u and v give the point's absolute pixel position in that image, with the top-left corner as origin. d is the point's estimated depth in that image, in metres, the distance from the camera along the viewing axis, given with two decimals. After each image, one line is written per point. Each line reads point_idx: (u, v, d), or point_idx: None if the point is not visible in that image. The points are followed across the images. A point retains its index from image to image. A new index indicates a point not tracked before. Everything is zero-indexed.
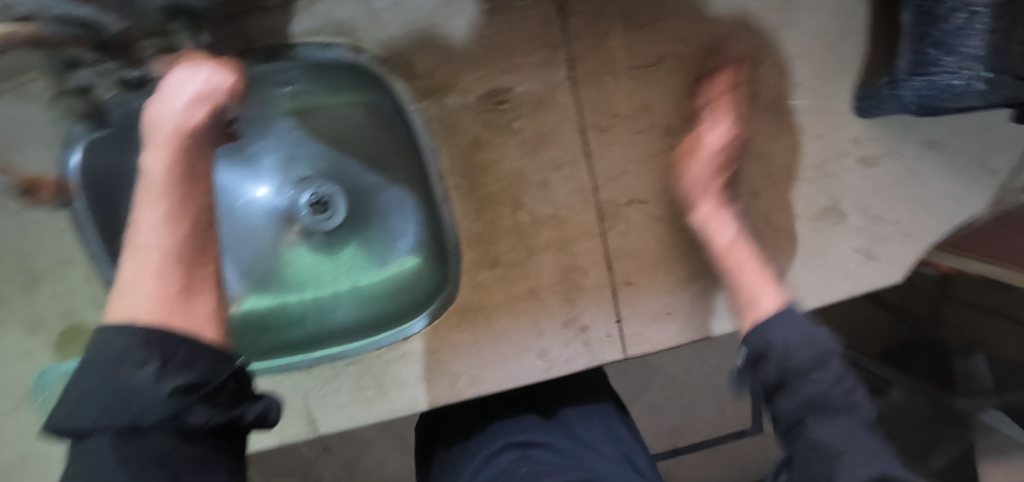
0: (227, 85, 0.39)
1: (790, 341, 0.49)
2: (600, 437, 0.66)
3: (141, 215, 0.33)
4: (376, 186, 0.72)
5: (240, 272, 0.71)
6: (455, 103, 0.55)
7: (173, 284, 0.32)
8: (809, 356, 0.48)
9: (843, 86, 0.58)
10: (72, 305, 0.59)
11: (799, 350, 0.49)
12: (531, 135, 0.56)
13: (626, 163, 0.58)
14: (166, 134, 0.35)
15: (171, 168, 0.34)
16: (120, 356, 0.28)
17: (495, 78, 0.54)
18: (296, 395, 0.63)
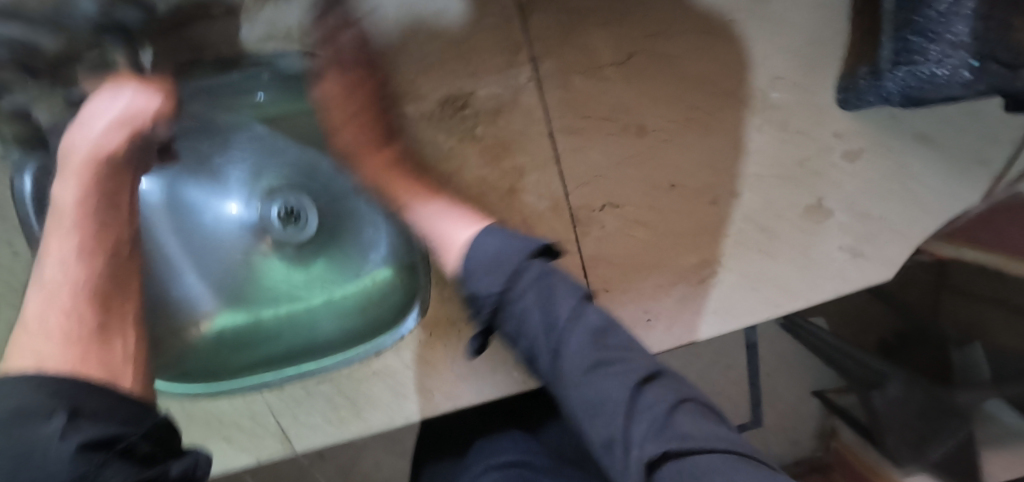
0: (151, 106, 0.45)
1: (489, 268, 0.42)
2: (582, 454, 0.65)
3: (50, 249, 0.38)
4: (348, 195, 0.70)
5: (210, 289, 0.67)
6: (414, 110, 0.53)
7: (85, 326, 0.36)
8: (582, 331, 0.41)
9: (823, 79, 0.55)
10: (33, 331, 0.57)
11: (536, 325, 0.40)
12: (495, 142, 0.53)
13: (597, 167, 0.55)
14: (76, 162, 0.41)
15: (80, 200, 0.40)
16: (27, 408, 0.28)
17: (455, 83, 0.52)
18: (269, 414, 0.62)
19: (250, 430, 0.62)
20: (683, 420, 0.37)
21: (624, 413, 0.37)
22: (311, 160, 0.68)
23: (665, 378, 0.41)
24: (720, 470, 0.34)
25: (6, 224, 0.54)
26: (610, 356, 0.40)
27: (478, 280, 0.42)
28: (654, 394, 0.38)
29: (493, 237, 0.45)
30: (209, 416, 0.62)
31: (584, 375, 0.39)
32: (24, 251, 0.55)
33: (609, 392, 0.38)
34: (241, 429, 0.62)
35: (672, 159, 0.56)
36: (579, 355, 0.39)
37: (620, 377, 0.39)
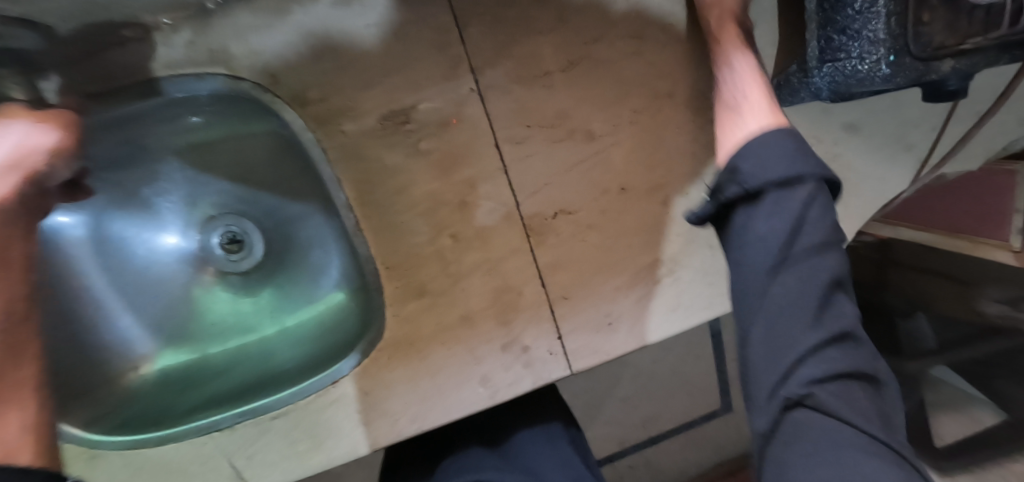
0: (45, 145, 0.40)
1: (774, 160, 0.43)
2: (548, 465, 0.65)
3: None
4: (293, 216, 0.66)
5: (148, 329, 0.63)
6: (353, 127, 0.51)
7: None
8: (815, 243, 0.41)
9: (757, 76, 0.57)
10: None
11: (775, 166, 0.42)
12: (441, 155, 0.52)
13: (547, 175, 0.55)
14: None
15: None
16: None
17: (394, 98, 0.50)
18: (219, 459, 0.58)
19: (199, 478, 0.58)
20: (825, 393, 0.40)
21: (784, 369, 0.41)
22: (253, 182, 0.65)
23: (855, 347, 0.42)
24: (839, 438, 0.38)
25: None
26: (833, 307, 0.41)
27: (751, 169, 0.43)
28: (835, 357, 0.40)
29: (783, 136, 0.44)
30: (151, 467, 0.57)
31: (783, 302, 0.41)
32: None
33: (766, 355, 0.42)
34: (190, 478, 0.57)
35: (621, 163, 0.56)
36: (789, 280, 0.41)
37: (818, 327, 0.41)
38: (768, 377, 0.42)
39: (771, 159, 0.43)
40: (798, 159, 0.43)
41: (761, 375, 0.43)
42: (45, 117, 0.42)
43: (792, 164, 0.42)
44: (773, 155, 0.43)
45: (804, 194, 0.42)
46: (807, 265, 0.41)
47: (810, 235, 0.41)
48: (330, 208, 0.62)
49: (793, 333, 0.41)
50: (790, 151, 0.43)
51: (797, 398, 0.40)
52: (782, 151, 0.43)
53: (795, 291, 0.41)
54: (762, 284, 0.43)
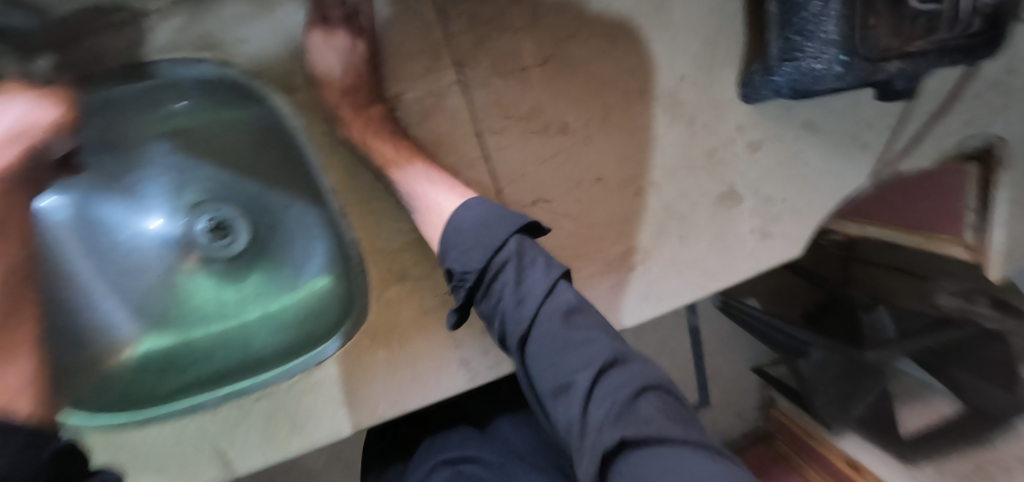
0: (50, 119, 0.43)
1: (473, 244, 0.46)
2: (528, 443, 0.69)
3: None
4: (277, 204, 0.67)
5: (131, 312, 0.64)
6: (340, 114, 0.54)
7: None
8: (537, 291, 0.44)
9: (723, 76, 0.60)
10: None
11: (474, 249, 0.46)
12: (424, 143, 0.55)
13: (525, 165, 0.57)
14: None
15: None
16: None
17: (379, 87, 0.54)
18: (203, 441, 0.58)
19: (181, 460, 0.57)
20: (639, 419, 0.39)
21: (587, 400, 0.40)
22: (235, 169, 0.65)
23: (631, 362, 0.43)
24: (667, 466, 0.35)
25: None
26: (589, 337, 0.43)
27: (464, 261, 0.46)
28: (624, 375, 0.41)
29: (479, 206, 0.48)
30: (129, 453, 0.56)
31: (547, 344, 0.43)
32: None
33: (565, 405, 0.40)
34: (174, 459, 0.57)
35: (595, 155, 0.59)
36: (546, 324, 0.43)
37: (588, 361, 0.41)
38: (577, 424, 0.39)
39: (473, 235, 0.46)
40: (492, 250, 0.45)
41: (574, 425, 0.39)
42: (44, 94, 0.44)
43: (494, 242, 0.45)
44: (472, 230, 0.46)
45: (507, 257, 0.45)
46: (551, 309, 0.44)
47: (536, 284, 0.45)
48: (313, 197, 0.63)
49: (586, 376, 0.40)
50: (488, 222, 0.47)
51: (619, 440, 0.37)
52: (478, 233, 0.46)
53: (552, 336, 0.43)
54: (537, 326, 0.43)
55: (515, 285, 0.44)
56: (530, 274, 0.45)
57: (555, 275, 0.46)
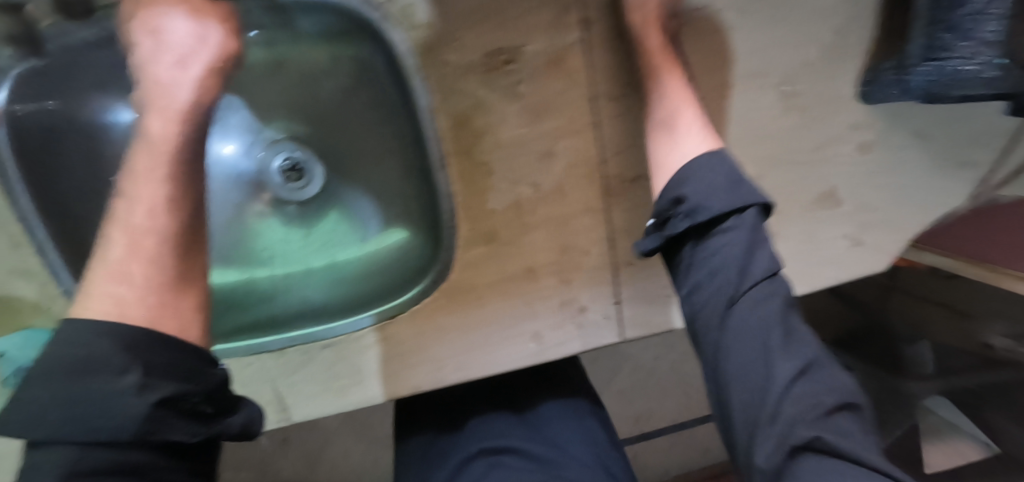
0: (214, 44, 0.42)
1: (719, 189, 0.45)
2: (574, 437, 0.68)
3: (140, 194, 0.37)
4: (362, 153, 0.64)
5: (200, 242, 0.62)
6: (455, 59, 0.49)
7: (161, 286, 0.35)
8: (765, 269, 0.44)
9: (846, 70, 0.57)
10: (23, 267, 0.51)
11: (716, 192, 0.45)
12: (535, 103, 0.51)
13: (633, 137, 0.55)
14: (171, 105, 0.40)
15: (173, 137, 0.39)
16: (98, 361, 0.31)
17: (500, 36, 0.49)
18: (263, 382, 0.57)
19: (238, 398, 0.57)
20: (831, 432, 0.39)
21: (776, 396, 0.40)
22: (321, 109, 0.63)
23: (828, 371, 0.42)
24: (849, 474, 0.37)
25: None
26: (791, 334, 0.42)
27: (704, 200, 0.45)
28: (824, 383, 0.41)
29: (723, 164, 0.47)
30: None
31: (750, 325, 0.42)
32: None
33: (746, 387, 0.41)
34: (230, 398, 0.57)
35: (704, 135, 0.56)
36: (747, 317, 0.42)
37: (787, 351, 0.41)
38: (750, 408, 0.41)
39: (719, 189, 0.45)
40: (737, 206, 0.44)
41: (750, 413, 0.41)
42: (208, 13, 0.44)
43: (739, 200, 0.45)
44: (726, 182, 0.46)
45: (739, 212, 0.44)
46: (760, 294, 0.43)
47: (764, 264, 0.44)
48: (405, 147, 0.59)
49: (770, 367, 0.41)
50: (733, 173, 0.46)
51: (810, 439, 0.38)
52: (723, 187, 0.45)
53: (761, 324, 0.42)
54: (742, 306, 0.43)
55: (746, 246, 0.43)
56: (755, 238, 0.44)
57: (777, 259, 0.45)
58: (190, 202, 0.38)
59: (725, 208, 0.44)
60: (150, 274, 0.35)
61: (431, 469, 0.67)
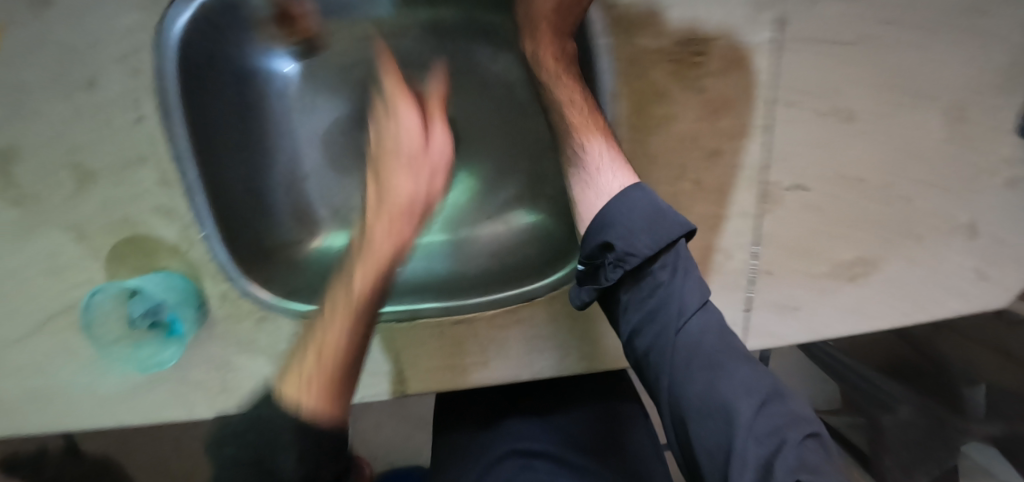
0: (410, 125, 0.54)
1: (643, 228, 0.45)
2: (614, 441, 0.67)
3: (356, 280, 0.47)
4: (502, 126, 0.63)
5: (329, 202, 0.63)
6: (650, 44, 0.48)
7: (355, 345, 0.44)
8: (679, 304, 0.45)
9: (1015, 102, 0.56)
10: (166, 207, 0.49)
11: (641, 233, 0.45)
12: (715, 98, 0.50)
13: (802, 145, 0.54)
14: (409, 172, 0.53)
15: (405, 194, 0.52)
16: (273, 439, 0.39)
17: (699, 23, 0.48)
18: (389, 352, 0.56)
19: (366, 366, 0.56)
20: (786, 461, 0.39)
21: (732, 425, 0.40)
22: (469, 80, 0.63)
23: (785, 401, 0.43)
24: None
25: (136, 77, 0.46)
26: (733, 368, 0.43)
27: (631, 242, 0.45)
28: (774, 410, 0.41)
29: (647, 196, 0.46)
30: None
31: (695, 360, 0.44)
32: (136, 126, 0.47)
33: (709, 429, 0.42)
34: None
35: (863, 152, 0.55)
36: (694, 330, 0.45)
37: (742, 389, 0.42)
38: (719, 449, 0.41)
39: (641, 228, 0.45)
40: (653, 242, 0.45)
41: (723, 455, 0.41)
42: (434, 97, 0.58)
43: (663, 235, 0.45)
44: (648, 218, 0.45)
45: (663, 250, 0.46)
46: (699, 322, 0.45)
47: (692, 300, 0.45)
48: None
49: (729, 407, 0.41)
50: (625, 203, 0.46)
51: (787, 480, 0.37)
52: (648, 220, 0.45)
53: (701, 364, 0.43)
54: (689, 350, 0.44)
55: (668, 284, 0.46)
56: (681, 276, 0.46)
57: (703, 292, 0.46)
58: (379, 289, 0.47)
59: (644, 248, 0.45)
60: (338, 338, 0.44)
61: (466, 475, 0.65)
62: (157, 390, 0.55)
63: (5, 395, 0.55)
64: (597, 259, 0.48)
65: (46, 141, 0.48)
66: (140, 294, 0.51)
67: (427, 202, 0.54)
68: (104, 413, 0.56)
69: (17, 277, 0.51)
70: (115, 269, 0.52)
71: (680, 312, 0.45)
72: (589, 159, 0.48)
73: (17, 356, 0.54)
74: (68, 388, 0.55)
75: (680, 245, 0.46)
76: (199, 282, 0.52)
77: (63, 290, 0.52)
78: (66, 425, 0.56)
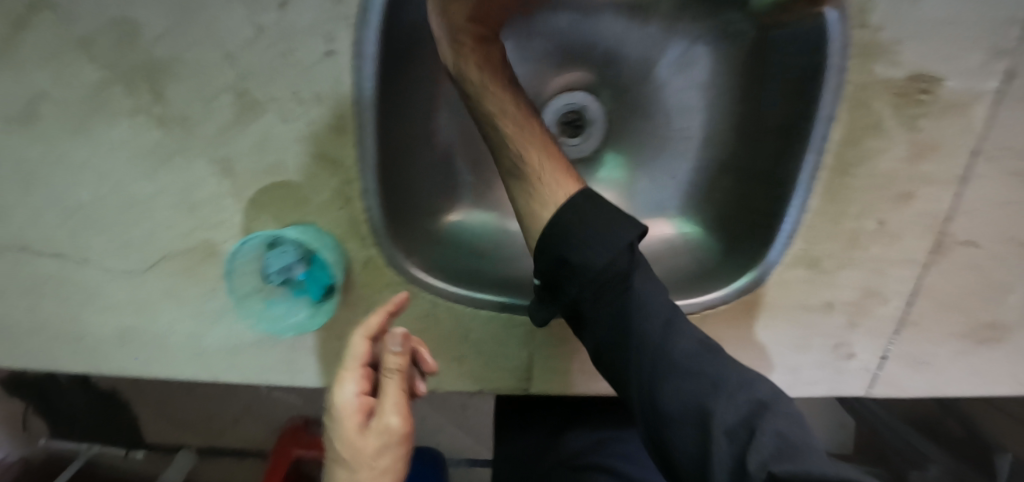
0: (357, 448, 0.40)
1: (597, 241, 0.40)
2: None
3: None
4: (671, 129, 0.59)
5: (473, 179, 0.58)
6: (882, 72, 0.46)
7: None
8: (644, 307, 0.40)
9: None
10: (330, 157, 0.44)
11: (598, 257, 0.39)
12: (922, 142, 0.48)
13: (985, 202, 0.49)
14: (351, 458, 0.41)
15: None
16: None
17: (932, 62, 0.45)
18: (525, 345, 0.52)
19: (494, 356, 0.52)
20: (764, 448, 0.35)
21: (702, 422, 0.37)
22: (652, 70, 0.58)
23: (758, 388, 0.39)
24: None
25: (336, 5, 0.40)
26: (693, 362, 0.39)
27: (585, 257, 0.40)
28: (742, 399, 0.38)
29: (597, 207, 0.41)
30: (457, 325, 0.51)
31: (660, 368, 0.40)
32: (320, 61, 0.41)
33: (681, 431, 0.38)
34: (484, 354, 0.52)
35: None
36: (653, 333, 0.40)
37: (710, 388, 0.38)
38: (694, 450, 0.37)
39: (592, 239, 0.40)
40: (606, 254, 0.40)
41: (695, 457, 0.37)
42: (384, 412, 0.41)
43: (617, 243, 0.40)
44: (602, 226, 0.40)
45: (619, 259, 0.40)
46: (666, 324, 0.41)
47: (648, 297, 0.41)
48: (742, 135, 0.56)
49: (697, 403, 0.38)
50: (576, 216, 0.41)
51: (760, 475, 0.34)
52: (598, 229, 0.40)
53: (662, 362, 0.40)
54: (654, 355, 0.40)
55: (623, 294, 0.41)
56: (634, 280, 0.41)
57: (656, 290, 0.42)
58: None
59: (598, 261, 0.39)
60: None
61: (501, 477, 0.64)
62: (266, 349, 0.51)
63: (104, 331, 0.51)
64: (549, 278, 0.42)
65: (212, 60, 0.41)
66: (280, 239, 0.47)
67: (391, 436, 0.41)
68: (205, 364, 0.52)
69: (143, 206, 0.46)
70: (253, 215, 0.46)
71: (640, 312, 0.40)
72: (542, 174, 0.44)
73: (125, 293, 0.50)
74: (172, 335, 0.51)
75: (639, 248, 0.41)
76: (343, 243, 0.47)
77: (191, 230, 0.47)
78: (167, 370, 0.53)
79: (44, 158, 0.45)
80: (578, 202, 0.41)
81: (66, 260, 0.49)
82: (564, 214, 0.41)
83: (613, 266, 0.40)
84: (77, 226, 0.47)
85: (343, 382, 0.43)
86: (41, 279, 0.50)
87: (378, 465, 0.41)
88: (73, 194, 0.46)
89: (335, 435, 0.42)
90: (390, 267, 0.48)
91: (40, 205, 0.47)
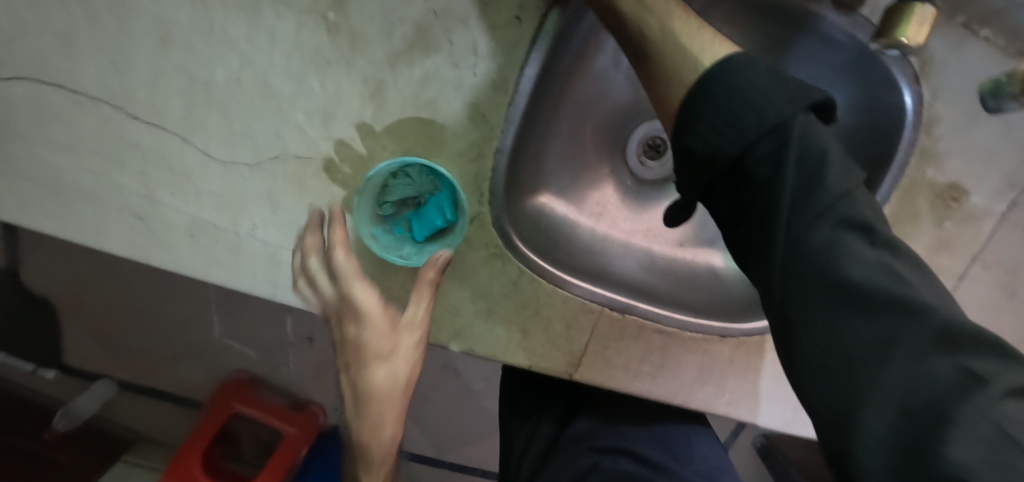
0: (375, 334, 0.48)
1: (741, 102, 0.33)
2: (693, 455, 0.62)
3: (369, 410, 0.49)
4: None
5: (563, 172, 0.61)
6: (929, 174, 0.56)
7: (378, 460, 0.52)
8: (828, 231, 0.31)
9: None
10: (481, 111, 0.47)
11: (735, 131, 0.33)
12: (938, 238, 0.58)
13: (973, 299, 0.60)
14: (375, 344, 0.48)
15: (380, 372, 0.48)
16: None
17: (965, 178, 0.56)
18: (586, 332, 0.56)
19: (556, 337, 0.55)
20: (973, 439, 0.25)
21: (886, 396, 0.28)
22: None
23: (974, 348, 0.27)
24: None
25: None
26: (859, 291, 0.29)
27: (710, 130, 0.34)
28: (955, 370, 0.27)
29: (752, 75, 0.34)
30: (534, 297, 0.54)
31: (815, 277, 0.31)
32: (508, 25, 0.45)
33: (814, 389, 0.30)
34: (548, 331, 0.55)
35: (1010, 328, 0.61)
36: (823, 242, 0.31)
37: (907, 342, 0.28)
38: (831, 413, 0.29)
39: (731, 110, 0.33)
40: (726, 132, 0.33)
41: (837, 413, 0.29)
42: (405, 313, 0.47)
43: (761, 126, 0.32)
44: (738, 97, 0.33)
45: (827, 203, 0.31)
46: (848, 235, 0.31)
47: (818, 201, 0.31)
48: None
49: (862, 366, 0.29)
50: (729, 85, 0.34)
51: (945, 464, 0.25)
52: (735, 107, 0.33)
53: (815, 301, 0.31)
54: (821, 269, 0.30)
55: (804, 220, 0.32)
56: (835, 195, 0.31)
57: (875, 228, 0.31)
58: (395, 389, 0.49)
59: (722, 145, 0.33)
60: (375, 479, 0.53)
61: (515, 471, 0.65)
62: None
63: (173, 216, 0.48)
64: (681, 166, 0.38)
65: None
66: (401, 171, 0.50)
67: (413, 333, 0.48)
68: (269, 279, 0.50)
69: (278, 104, 0.46)
70: (383, 143, 0.47)
71: (800, 208, 0.32)
72: (690, 39, 0.38)
73: (216, 185, 0.48)
74: (247, 241, 0.49)
75: (804, 118, 0.33)
76: (460, 194, 0.49)
77: (317, 141, 0.47)
78: (225, 274, 0.49)
79: (195, 27, 0.44)
80: (722, 77, 0.34)
81: (166, 133, 0.47)
82: (705, 86, 0.35)
83: (767, 169, 0.32)
84: (199, 103, 0.46)
85: (301, 282, 0.48)
86: (129, 145, 0.47)
87: (403, 352, 0.48)
88: (209, 70, 0.45)
89: (357, 329, 0.48)
90: (494, 229, 0.51)
91: (170, 70, 0.45)
